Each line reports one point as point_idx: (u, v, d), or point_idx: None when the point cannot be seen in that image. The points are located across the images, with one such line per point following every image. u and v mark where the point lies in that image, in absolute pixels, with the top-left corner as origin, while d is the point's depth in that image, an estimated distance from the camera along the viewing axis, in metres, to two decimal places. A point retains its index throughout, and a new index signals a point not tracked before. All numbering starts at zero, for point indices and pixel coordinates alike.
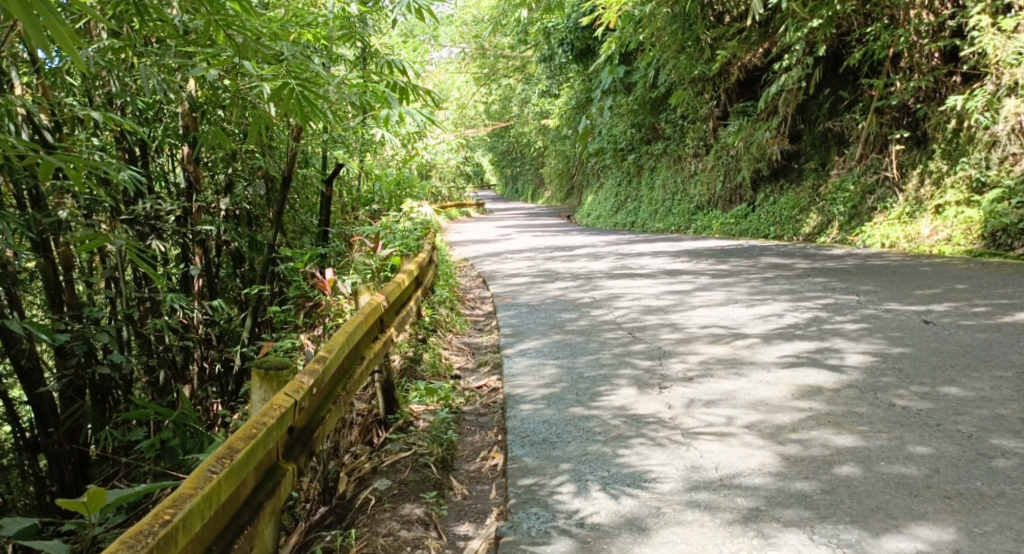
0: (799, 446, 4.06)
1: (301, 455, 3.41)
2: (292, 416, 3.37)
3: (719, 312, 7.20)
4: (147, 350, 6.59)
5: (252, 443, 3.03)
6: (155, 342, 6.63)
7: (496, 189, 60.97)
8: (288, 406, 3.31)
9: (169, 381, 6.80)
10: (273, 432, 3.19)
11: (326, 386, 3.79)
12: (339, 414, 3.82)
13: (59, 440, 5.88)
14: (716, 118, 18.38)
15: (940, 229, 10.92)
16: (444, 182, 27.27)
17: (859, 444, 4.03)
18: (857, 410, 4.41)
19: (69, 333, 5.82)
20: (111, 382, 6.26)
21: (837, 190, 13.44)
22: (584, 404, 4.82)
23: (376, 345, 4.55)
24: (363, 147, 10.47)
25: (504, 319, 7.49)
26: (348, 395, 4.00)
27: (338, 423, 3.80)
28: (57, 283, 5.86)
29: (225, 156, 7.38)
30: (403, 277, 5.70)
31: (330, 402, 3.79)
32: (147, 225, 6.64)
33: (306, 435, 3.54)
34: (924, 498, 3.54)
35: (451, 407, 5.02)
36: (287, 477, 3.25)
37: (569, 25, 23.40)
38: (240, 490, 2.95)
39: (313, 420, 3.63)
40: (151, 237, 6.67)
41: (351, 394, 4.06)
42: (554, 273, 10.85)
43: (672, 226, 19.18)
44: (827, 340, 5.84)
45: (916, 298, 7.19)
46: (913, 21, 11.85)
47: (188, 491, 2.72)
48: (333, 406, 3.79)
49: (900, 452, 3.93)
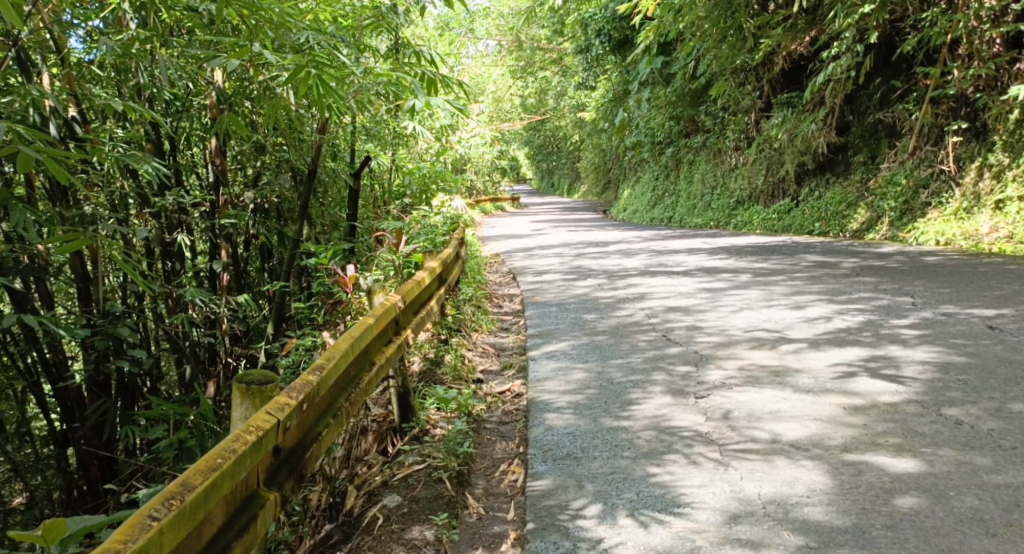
0: (853, 469, 3.70)
1: (285, 480, 3.17)
2: (275, 438, 3.11)
3: (761, 314, 6.82)
4: (174, 345, 6.37)
5: (213, 477, 2.77)
6: (181, 338, 6.40)
7: (532, 183, 60.59)
8: (267, 429, 3.04)
9: (194, 376, 6.54)
10: (245, 461, 2.93)
11: (323, 399, 3.53)
12: (338, 430, 3.57)
13: (85, 434, 5.63)
14: (759, 109, 17.89)
15: (1000, 227, 10.42)
16: (479, 175, 26.96)
17: (921, 469, 3.67)
18: (917, 428, 4.04)
19: (93, 330, 5.57)
20: (137, 379, 6.00)
21: (887, 184, 12.93)
22: (615, 414, 4.49)
23: (389, 349, 4.27)
24: (394, 138, 10.20)
25: (534, 318, 7.15)
26: (351, 409, 3.74)
27: (335, 439, 3.55)
28: (87, 276, 5.52)
29: (254, 144, 7.07)
30: (424, 276, 5.40)
31: (327, 418, 3.54)
32: (175, 217, 6.40)
33: (295, 455, 3.29)
34: (1002, 539, 3.18)
35: (471, 415, 4.71)
36: (265, 510, 3.00)
37: (607, 15, 23.01)
38: (197, 529, 2.71)
39: (307, 437, 3.38)
40: (178, 230, 6.43)
41: (356, 405, 3.80)
42: (589, 270, 10.52)
43: (712, 221, 18.70)
44: (880, 348, 5.45)
45: (976, 301, 6.77)
46: (972, 5, 11.35)
47: (122, 542, 2.47)
48: (331, 422, 3.53)
49: (968, 480, 3.56)
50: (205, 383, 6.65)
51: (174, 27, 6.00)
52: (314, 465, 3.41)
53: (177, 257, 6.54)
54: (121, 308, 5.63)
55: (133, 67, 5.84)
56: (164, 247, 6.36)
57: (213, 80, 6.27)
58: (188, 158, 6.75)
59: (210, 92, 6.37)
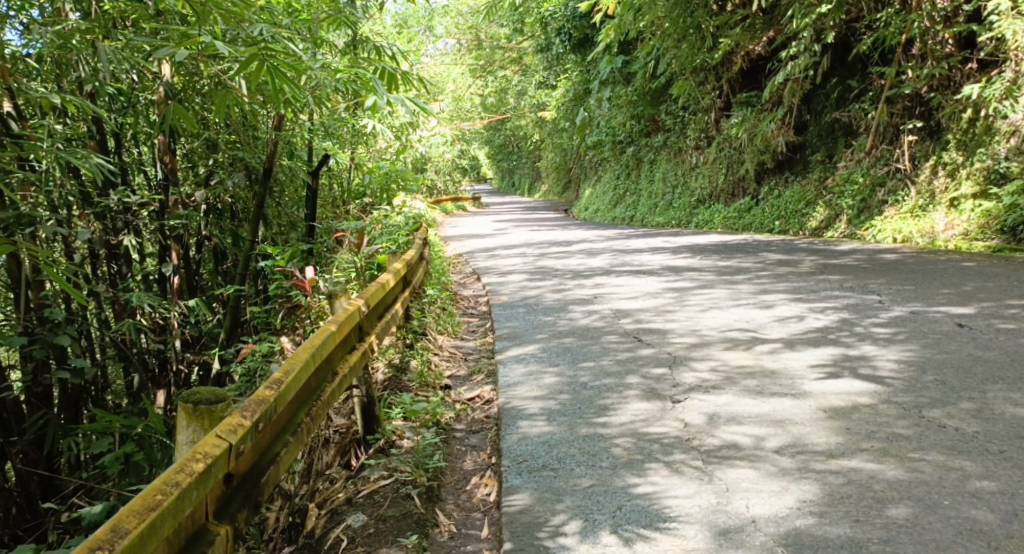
0: (842, 478, 3.57)
1: (238, 510, 2.94)
2: (226, 464, 2.89)
3: (730, 313, 6.72)
4: (121, 354, 6.07)
5: (153, 517, 2.54)
6: (129, 345, 6.10)
7: (492, 183, 60.38)
8: (215, 455, 2.82)
9: (143, 385, 6.26)
10: (191, 494, 2.70)
11: (281, 417, 3.31)
12: (298, 449, 3.35)
13: (23, 449, 5.30)
14: (718, 108, 17.89)
15: (954, 224, 10.43)
16: (439, 175, 26.74)
17: (912, 476, 3.55)
18: (903, 432, 3.93)
19: (32, 337, 5.25)
20: (79, 390, 5.74)
21: (844, 183, 12.94)
22: (591, 420, 4.32)
23: (352, 358, 4.06)
24: (352, 137, 9.96)
25: (499, 320, 6.97)
26: (312, 424, 3.53)
27: (295, 458, 3.34)
28: (26, 281, 5.23)
29: (204, 140, 6.78)
30: (387, 278, 5.18)
31: (286, 437, 3.32)
32: (121, 217, 6.07)
33: (250, 479, 3.07)
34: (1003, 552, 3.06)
35: (439, 424, 4.52)
36: (215, 546, 2.78)
37: (567, 13, 22.91)
38: None
39: (263, 459, 3.16)
40: (123, 233, 6.10)
41: (317, 420, 3.58)
42: (551, 270, 10.36)
43: (673, 220, 18.66)
44: (854, 348, 5.36)
45: (943, 297, 6.73)
46: (926, 6, 11.40)
47: None
48: (290, 442, 3.31)
49: (961, 488, 3.45)
50: (155, 392, 6.34)
51: (120, 19, 5.74)
52: (271, 489, 3.19)
53: (124, 259, 6.22)
54: (61, 313, 5.37)
55: (75, 63, 5.55)
56: (110, 250, 6.05)
57: (161, 75, 6.09)
58: (135, 156, 6.46)
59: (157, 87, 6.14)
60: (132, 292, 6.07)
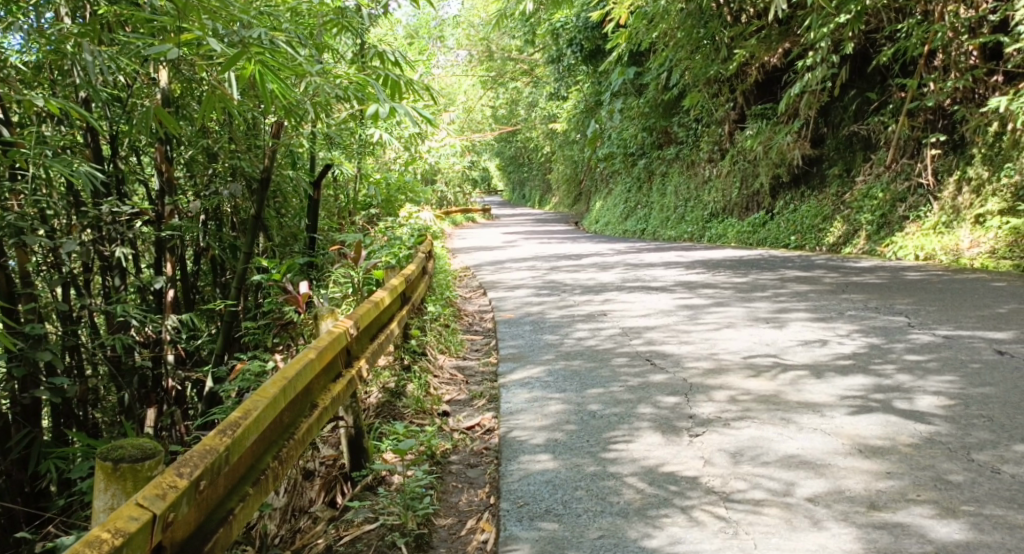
0: (888, 536, 3.23)
1: None
2: (150, 538, 2.50)
3: (748, 334, 6.37)
4: (116, 373, 5.67)
5: None
6: (123, 361, 5.70)
7: (501, 194, 59.94)
8: (129, 532, 2.43)
9: (133, 402, 5.78)
10: None
11: (235, 471, 2.94)
12: (256, 504, 2.98)
13: (6, 470, 4.96)
14: (732, 121, 17.52)
15: (981, 242, 10.02)
16: (448, 186, 26.39)
17: (969, 536, 3.21)
18: (950, 480, 3.60)
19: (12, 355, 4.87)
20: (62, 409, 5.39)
21: (864, 198, 12.54)
22: (601, 456, 3.98)
23: (334, 390, 3.68)
24: (357, 146, 9.65)
25: (504, 339, 6.60)
26: (281, 468, 3.19)
27: (255, 511, 3.00)
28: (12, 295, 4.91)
29: (203, 148, 6.32)
30: (382, 296, 4.82)
31: (240, 492, 2.95)
32: (113, 230, 5.64)
33: (190, 547, 2.70)
34: None
35: (434, 456, 4.18)
36: None
37: (579, 24, 22.61)
38: None
39: (209, 520, 2.79)
40: (117, 244, 5.69)
41: (285, 468, 3.22)
42: (561, 285, 10.01)
43: (685, 234, 18.23)
44: (886, 378, 5.00)
45: (975, 320, 6.36)
46: (950, 16, 11.05)
47: None
48: (244, 498, 2.94)
49: None
50: (143, 410, 5.89)
51: (119, 17, 5.38)
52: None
53: (117, 271, 5.82)
54: (44, 327, 4.98)
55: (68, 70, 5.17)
56: (102, 260, 5.66)
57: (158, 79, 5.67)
58: (129, 164, 6.04)
59: (153, 94, 5.73)
60: (123, 304, 5.67)
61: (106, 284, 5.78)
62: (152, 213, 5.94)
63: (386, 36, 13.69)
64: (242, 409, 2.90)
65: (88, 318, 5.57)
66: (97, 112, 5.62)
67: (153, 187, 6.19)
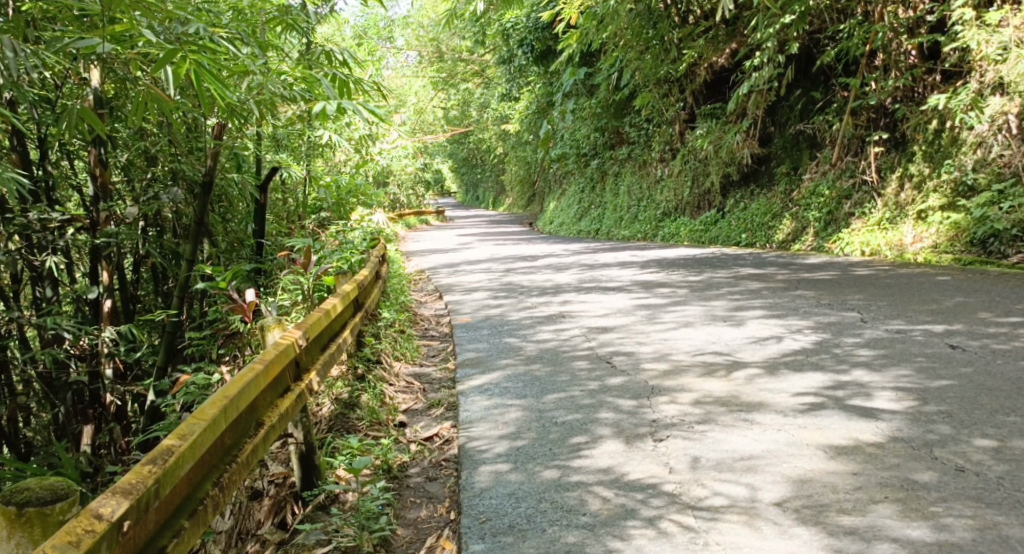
0: (859, 540, 3.17)
1: None
2: None
3: (704, 333, 6.31)
4: (49, 389, 5.55)
5: None
6: (57, 376, 5.51)
7: (456, 196, 59.65)
8: None
9: (69, 418, 5.68)
10: None
11: (168, 505, 2.71)
12: (191, 540, 2.76)
13: None
14: (682, 120, 17.59)
15: (923, 237, 10.12)
16: (400, 189, 26.20)
17: (939, 537, 3.16)
18: (917, 479, 3.56)
19: None
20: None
21: (811, 195, 12.63)
22: (562, 465, 3.88)
23: (277, 409, 3.48)
24: (306, 149, 9.46)
25: (461, 344, 6.46)
26: (223, 496, 2.98)
27: (192, 547, 2.77)
28: None
29: (141, 151, 6.09)
30: (331, 305, 4.64)
31: (174, 528, 2.72)
32: (42, 238, 5.46)
33: None
34: None
35: (390, 471, 4.03)
36: None
37: (529, 25, 22.54)
38: None
39: None
40: (47, 252, 5.51)
41: (224, 497, 3.00)
42: (516, 286, 9.90)
43: (638, 233, 18.24)
44: (844, 375, 4.95)
45: (926, 315, 6.35)
46: (889, 16, 11.20)
47: None
48: (179, 535, 2.71)
49: (999, 551, 3.05)
50: (80, 426, 5.74)
51: (46, 16, 5.19)
52: None
53: (49, 281, 5.65)
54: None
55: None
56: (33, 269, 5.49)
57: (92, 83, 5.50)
58: (61, 169, 5.81)
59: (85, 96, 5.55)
60: (55, 316, 5.48)
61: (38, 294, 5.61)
62: (87, 221, 5.75)
63: (333, 38, 13.48)
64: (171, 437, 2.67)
65: (19, 331, 5.39)
66: (24, 118, 5.45)
67: (88, 192, 5.95)
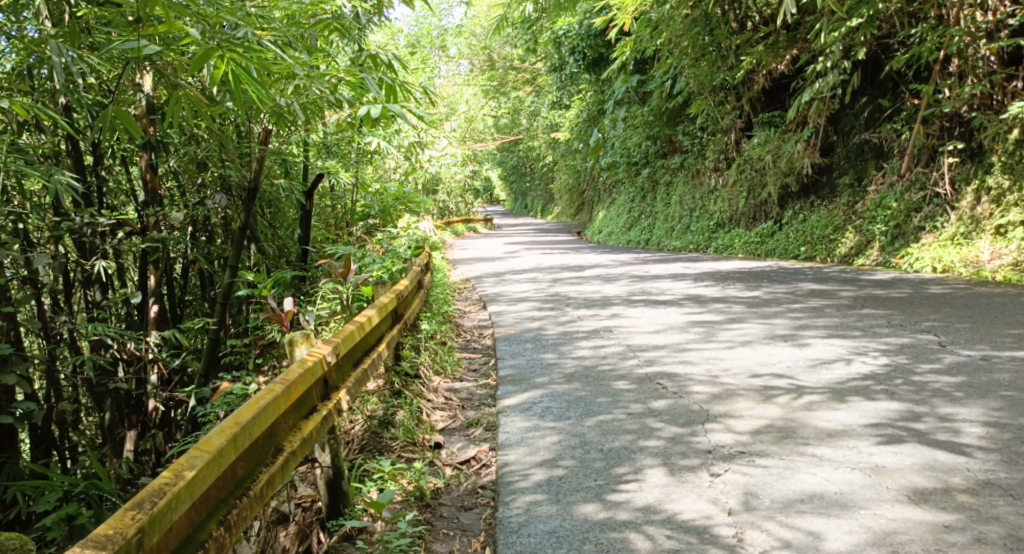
0: None
1: None
2: None
3: (764, 353, 5.96)
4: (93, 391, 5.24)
5: None
6: (103, 378, 5.24)
7: (505, 204, 59.46)
8: None
9: (115, 422, 5.40)
10: None
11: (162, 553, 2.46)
12: None
13: None
14: (739, 129, 17.14)
15: (1002, 254, 9.62)
16: (450, 196, 25.96)
17: None
18: (1016, 534, 3.23)
19: None
20: (42, 429, 5.02)
21: (876, 208, 12.13)
22: (609, 500, 3.61)
23: (296, 438, 3.23)
24: (355, 155, 9.26)
25: (504, 358, 6.20)
26: (229, 535, 2.75)
27: None
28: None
29: (190, 157, 5.88)
30: (368, 318, 4.40)
31: None
32: (90, 241, 5.21)
33: None
34: None
35: (421, 499, 3.83)
36: None
37: (582, 31, 22.22)
38: None
39: None
40: (96, 256, 5.27)
41: (232, 538, 2.76)
42: (565, 298, 9.60)
43: (691, 244, 17.80)
44: (922, 405, 4.59)
45: (1010, 340, 5.92)
46: (965, 20, 10.73)
47: None
48: None
49: None
50: (124, 431, 5.45)
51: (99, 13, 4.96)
52: None
53: (99, 286, 5.40)
54: (12, 348, 4.53)
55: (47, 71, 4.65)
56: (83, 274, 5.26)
57: (143, 88, 5.29)
58: (113, 173, 5.59)
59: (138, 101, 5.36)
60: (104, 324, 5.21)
61: (91, 299, 5.40)
62: (137, 225, 5.53)
63: (385, 43, 13.33)
64: (157, 477, 2.44)
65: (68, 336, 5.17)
66: (78, 122, 5.24)
67: (138, 195, 5.72)
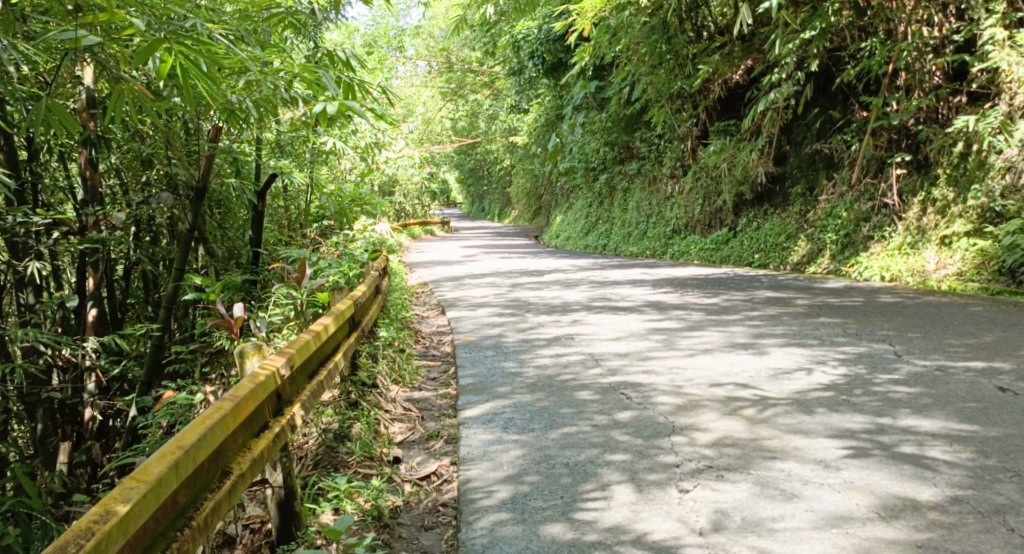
0: None
1: None
2: None
3: (725, 362, 5.87)
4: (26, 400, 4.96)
5: None
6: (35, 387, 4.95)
7: (462, 206, 59.19)
8: None
9: (49, 432, 5.13)
10: None
11: None
12: None
13: None
14: (695, 136, 17.14)
15: (947, 264, 9.69)
16: (405, 199, 25.70)
17: None
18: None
19: None
20: None
21: (828, 217, 12.18)
22: (576, 519, 3.48)
23: (244, 461, 3.03)
24: (307, 156, 9.01)
25: (462, 366, 6.03)
26: None
27: None
28: None
29: (134, 153, 5.60)
30: (321, 326, 4.19)
31: None
32: (23, 241, 4.95)
33: None
34: None
35: (379, 520, 3.64)
36: None
37: (540, 36, 22.10)
38: None
39: None
40: (29, 256, 5.02)
41: None
42: (522, 303, 9.46)
43: (647, 250, 17.78)
44: (886, 417, 4.52)
45: (966, 350, 5.90)
46: (913, 36, 10.75)
47: None
48: None
49: None
50: (59, 442, 5.18)
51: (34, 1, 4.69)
52: None
53: (32, 287, 5.14)
54: None
55: None
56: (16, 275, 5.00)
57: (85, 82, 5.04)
58: (51, 170, 5.33)
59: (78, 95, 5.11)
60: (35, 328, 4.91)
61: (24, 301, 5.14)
62: (75, 225, 5.28)
63: (340, 43, 13.07)
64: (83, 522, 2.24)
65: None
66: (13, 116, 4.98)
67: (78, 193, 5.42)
